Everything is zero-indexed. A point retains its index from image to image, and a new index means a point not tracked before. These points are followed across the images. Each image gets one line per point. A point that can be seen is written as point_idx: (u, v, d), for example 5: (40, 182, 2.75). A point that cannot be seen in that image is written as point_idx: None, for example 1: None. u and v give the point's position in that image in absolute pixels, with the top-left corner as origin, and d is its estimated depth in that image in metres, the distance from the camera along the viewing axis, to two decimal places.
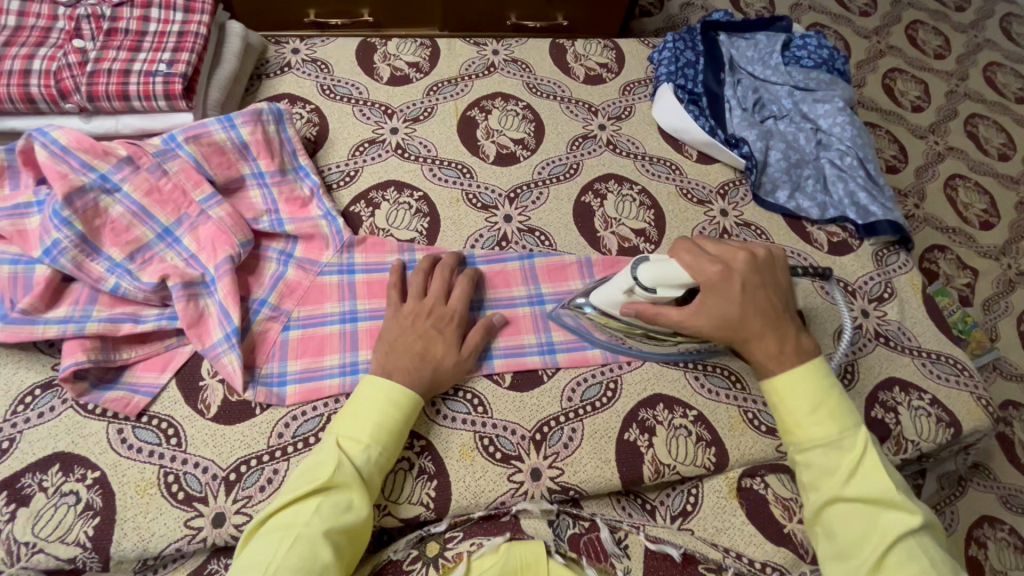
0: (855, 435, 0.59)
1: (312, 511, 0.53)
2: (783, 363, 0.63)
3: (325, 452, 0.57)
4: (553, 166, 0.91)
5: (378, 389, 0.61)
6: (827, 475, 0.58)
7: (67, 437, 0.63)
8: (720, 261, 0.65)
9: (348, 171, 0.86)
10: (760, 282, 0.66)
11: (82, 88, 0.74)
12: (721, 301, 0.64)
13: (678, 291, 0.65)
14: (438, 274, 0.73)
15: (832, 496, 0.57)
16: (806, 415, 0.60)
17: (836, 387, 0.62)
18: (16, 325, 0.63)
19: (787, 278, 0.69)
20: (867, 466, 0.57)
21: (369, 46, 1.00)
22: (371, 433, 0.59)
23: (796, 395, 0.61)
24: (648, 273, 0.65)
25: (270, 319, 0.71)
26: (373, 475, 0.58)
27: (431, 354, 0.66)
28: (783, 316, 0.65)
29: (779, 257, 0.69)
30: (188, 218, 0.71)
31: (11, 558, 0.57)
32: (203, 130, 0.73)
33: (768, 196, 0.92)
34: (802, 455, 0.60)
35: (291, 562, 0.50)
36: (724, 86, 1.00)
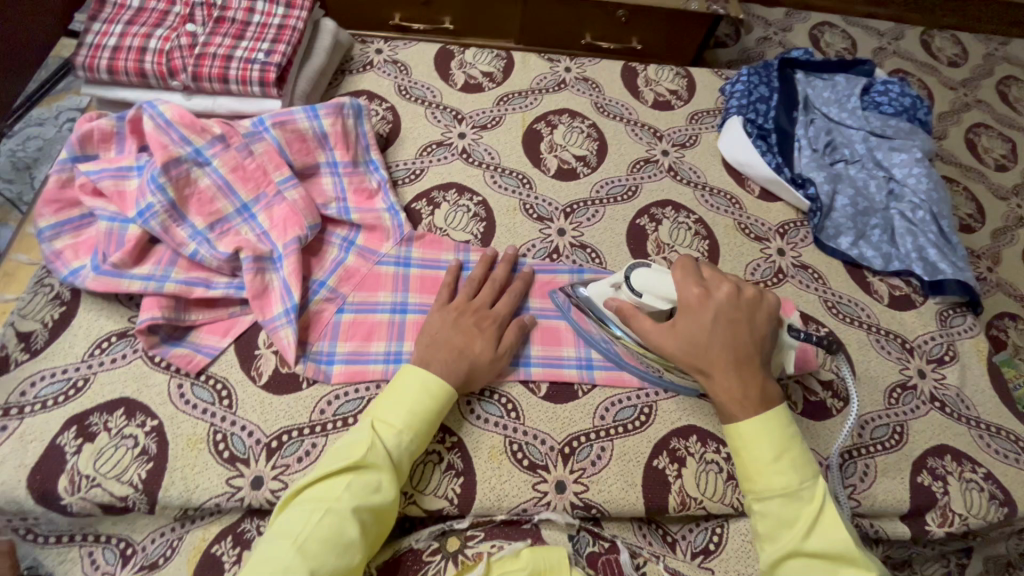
0: (815, 485, 0.58)
1: (344, 487, 0.55)
2: (743, 406, 0.61)
3: (359, 433, 0.59)
4: (612, 186, 0.92)
5: (414, 377, 0.64)
6: (785, 527, 0.57)
7: (134, 385, 0.68)
8: (704, 287, 0.66)
9: (415, 169, 0.89)
10: (735, 319, 0.64)
11: (188, 68, 0.81)
12: (692, 325, 0.64)
13: (662, 303, 0.68)
14: (476, 284, 0.75)
15: (791, 550, 0.56)
16: (768, 464, 0.59)
17: (797, 439, 0.60)
18: (106, 276, 0.68)
19: (773, 323, 0.66)
20: (826, 518, 0.56)
21: (448, 53, 1.04)
22: (408, 420, 0.61)
23: (758, 440, 0.60)
24: (639, 277, 0.69)
25: (327, 300, 0.75)
26: (404, 460, 0.60)
27: (467, 348, 0.68)
28: (754, 358, 0.63)
29: (768, 301, 0.66)
30: (265, 197, 0.76)
31: (71, 488, 0.62)
32: (289, 117, 0.78)
33: (830, 240, 0.89)
34: (759, 504, 0.59)
35: (319, 532, 0.52)
36: (795, 125, 0.99)
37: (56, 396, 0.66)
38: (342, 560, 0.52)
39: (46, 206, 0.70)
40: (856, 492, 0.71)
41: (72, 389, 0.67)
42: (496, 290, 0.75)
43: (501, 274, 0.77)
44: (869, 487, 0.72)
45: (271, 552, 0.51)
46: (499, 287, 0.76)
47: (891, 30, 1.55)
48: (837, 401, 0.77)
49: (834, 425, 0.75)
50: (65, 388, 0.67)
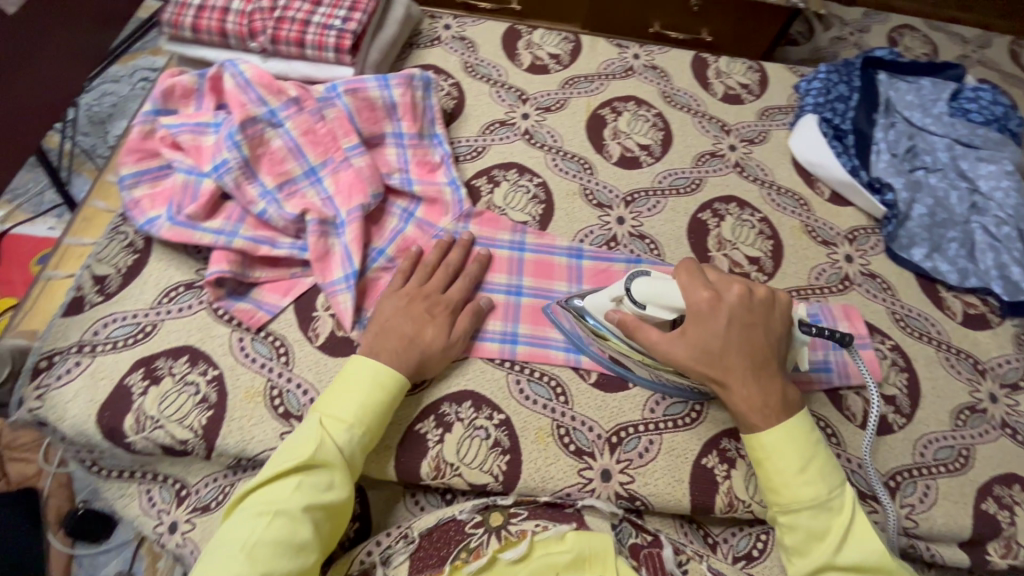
0: (842, 495, 0.60)
1: (292, 488, 0.55)
2: (764, 415, 0.62)
3: (308, 431, 0.59)
4: (675, 177, 0.90)
5: (364, 369, 0.63)
6: (816, 540, 0.59)
7: (198, 334, 0.70)
8: (712, 289, 0.63)
9: (476, 147, 0.89)
10: (748, 321, 0.63)
11: (268, 31, 0.82)
12: (706, 334, 0.62)
13: (667, 313, 0.64)
14: (426, 269, 0.73)
15: (824, 562, 0.58)
16: (794, 478, 0.60)
17: (818, 443, 0.61)
18: (180, 226, 0.70)
19: (787, 325, 0.65)
20: (856, 527, 0.58)
21: (516, 33, 1.03)
22: (359, 415, 0.61)
23: (782, 454, 0.60)
24: (641, 289, 0.64)
25: (384, 269, 0.76)
26: (354, 455, 0.60)
27: (418, 340, 0.66)
28: (770, 362, 0.63)
29: (781, 300, 0.65)
30: (333, 162, 0.76)
31: (137, 427, 0.64)
32: (361, 85, 0.78)
33: (902, 251, 0.85)
34: (787, 516, 0.60)
35: (269, 536, 0.52)
36: (875, 127, 0.94)
37: (126, 338, 0.69)
38: (295, 563, 0.52)
39: (129, 154, 0.72)
40: (913, 513, 0.68)
41: (141, 333, 0.69)
42: (450, 275, 0.73)
43: (454, 259, 0.75)
44: (928, 509, 0.68)
45: (221, 559, 0.51)
46: (453, 271, 0.74)
47: (978, 37, 1.46)
48: (900, 417, 0.74)
49: (894, 442, 0.72)
50: (135, 331, 0.69)
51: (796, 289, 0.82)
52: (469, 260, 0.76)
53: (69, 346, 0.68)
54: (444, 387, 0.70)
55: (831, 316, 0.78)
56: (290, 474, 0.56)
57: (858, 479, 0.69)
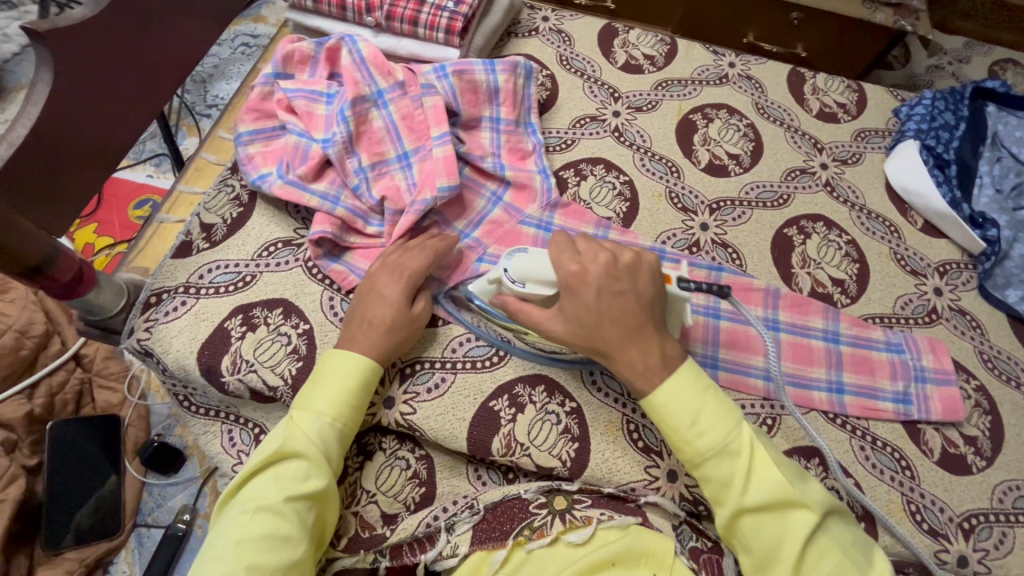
0: (740, 436, 0.58)
1: (270, 484, 0.57)
2: (650, 379, 0.60)
3: (281, 427, 0.61)
4: (762, 190, 0.89)
5: (331, 357, 0.64)
6: (726, 488, 0.57)
7: (293, 289, 0.73)
8: (580, 258, 0.61)
9: (566, 139, 0.90)
10: (619, 289, 0.60)
11: (385, 7, 0.85)
12: (580, 306, 0.60)
13: (546, 290, 0.63)
14: (401, 251, 0.70)
15: (738, 508, 0.56)
16: (687, 431, 0.58)
17: (709, 392, 0.60)
18: (289, 188, 0.73)
19: (657, 285, 0.62)
20: (757, 466, 0.57)
21: (613, 31, 1.03)
22: (333, 408, 0.61)
23: (671, 413, 0.59)
24: (516, 267, 0.64)
25: (470, 248, 0.78)
26: (332, 446, 0.61)
27: (375, 317, 0.66)
28: (647, 325, 0.60)
29: (647, 259, 0.62)
30: (425, 149, 0.76)
31: (233, 368, 0.68)
32: (468, 68, 0.80)
33: (996, 290, 0.83)
34: (698, 470, 0.59)
35: (253, 531, 0.54)
36: (980, 160, 0.91)
37: (227, 284, 0.72)
38: (282, 555, 0.54)
39: (248, 113, 0.77)
40: (987, 557, 0.66)
41: (242, 282, 0.73)
42: (409, 250, 0.70)
43: (434, 243, 0.71)
44: (1003, 556, 0.67)
45: (215, 558, 0.54)
46: (410, 248, 0.70)
47: None
48: (980, 459, 0.71)
49: (972, 484, 0.70)
50: (236, 280, 0.73)
51: (880, 316, 0.80)
52: (436, 237, 0.72)
53: (176, 285, 0.72)
54: (519, 369, 0.71)
55: (916, 349, 0.76)
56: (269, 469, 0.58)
57: (930, 516, 0.67)
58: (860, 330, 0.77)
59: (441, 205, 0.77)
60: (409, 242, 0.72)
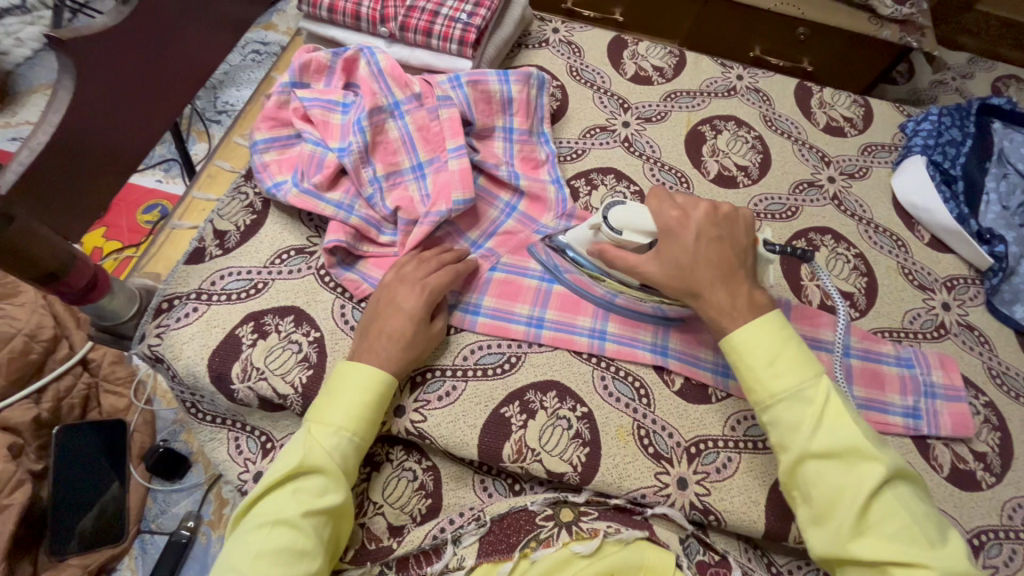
0: (817, 385, 0.57)
1: (289, 498, 0.57)
2: (734, 319, 0.60)
3: (298, 439, 0.61)
4: (771, 202, 0.89)
5: (349, 371, 0.63)
6: (793, 431, 0.56)
7: (305, 296, 0.73)
8: (681, 208, 0.64)
9: (577, 149, 0.90)
10: (718, 236, 0.62)
11: (399, 18, 0.86)
12: (676, 246, 0.62)
13: (643, 238, 0.64)
14: (418, 262, 0.71)
15: (802, 452, 0.55)
16: (765, 369, 0.58)
17: (790, 337, 0.59)
18: (304, 196, 0.73)
19: (750, 237, 0.65)
20: (833, 411, 0.56)
21: (622, 43, 1.04)
22: (350, 421, 0.61)
23: (751, 349, 0.59)
24: (616, 215, 0.65)
25: (483, 258, 0.78)
26: (347, 460, 0.61)
27: (391, 329, 0.66)
28: (737, 271, 0.62)
29: (744, 215, 0.65)
30: (440, 160, 0.77)
31: (243, 375, 0.68)
32: (483, 78, 0.80)
33: (1004, 306, 0.83)
34: (769, 412, 0.58)
35: (272, 545, 0.54)
36: (986, 176, 0.92)
37: (239, 292, 0.72)
38: (298, 568, 0.54)
39: (263, 121, 0.77)
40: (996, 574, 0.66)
41: (254, 289, 0.73)
42: (431, 264, 0.71)
43: (448, 258, 0.73)
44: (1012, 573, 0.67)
45: (232, 569, 0.53)
46: (430, 261, 0.71)
47: None
48: (989, 476, 0.71)
49: (982, 500, 0.70)
50: (248, 287, 0.73)
51: (888, 330, 0.80)
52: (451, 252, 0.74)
53: (188, 292, 0.72)
54: (531, 376, 0.71)
55: (927, 364, 0.76)
56: (286, 482, 0.58)
57: None
58: (870, 343, 0.77)
59: (455, 217, 0.78)
60: (424, 253, 0.73)
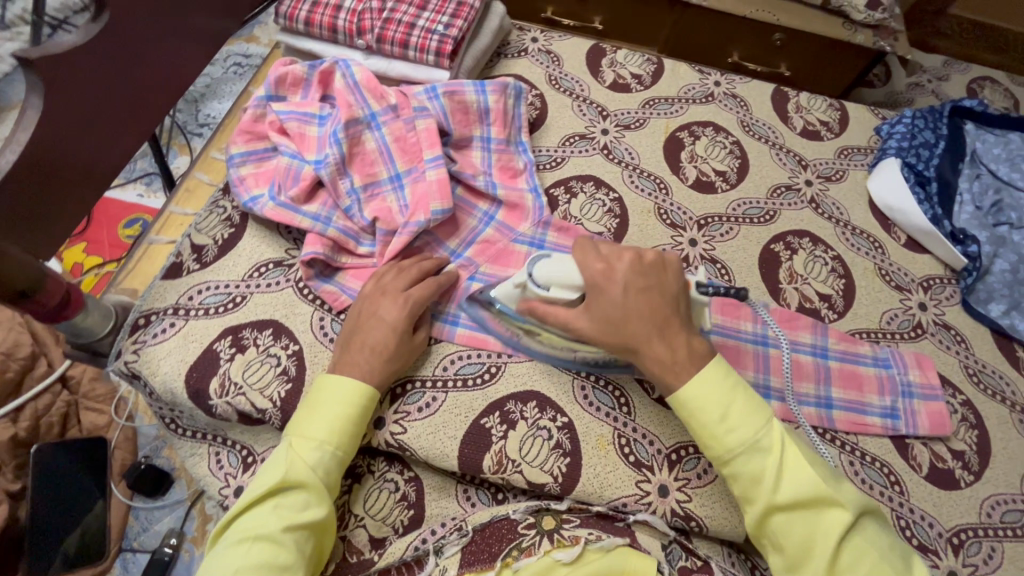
0: (771, 433, 0.58)
1: (269, 513, 0.56)
2: (676, 375, 0.61)
3: (280, 454, 0.60)
4: (749, 207, 0.90)
5: (331, 385, 0.63)
6: (755, 483, 0.57)
7: (283, 309, 0.73)
8: (605, 260, 0.64)
9: (556, 157, 0.91)
10: (644, 287, 0.62)
11: (375, 30, 0.86)
12: (605, 300, 0.62)
13: (570, 291, 0.64)
14: (397, 271, 0.71)
15: (768, 505, 0.56)
16: (716, 428, 0.58)
17: (733, 390, 0.60)
18: (281, 209, 0.74)
19: (681, 283, 0.65)
20: (789, 462, 0.57)
21: (600, 51, 1.05)
22: (329, 433, 0.61)
23: (699, 409, 0.59)
24: (542, 270, 0.65)
25: (462, 267, 0.78)
26: (331, 473, 0.61)
27: (373, 341, 0.66)
28: (671, 321, 0.62)
29: (671, 262, 0.65)
30: (418, 171, 0.77)
31: (221, 391, 0.68)
32: (459, 89, 0.81)
33: (979, 305, 0.84)
34: (728, 467, 0.58)
35: (252, 561, 0.53)
36: (960, 177, 0.94)
37: (217, 306, 0.72)
38: None
39: (240, 135, 0.77)
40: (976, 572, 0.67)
41: (232, 303, 0.73)
42: (413, 276, 0.71)
43: (429, 265, 0.73)
44: (992, 571, 0.67)
45: None
46: (411, 272, 0.72)
47: None
48: (968, 474, 0.72)
49: (961, 498, 0.71)
50: (226, 301, 0.73)
51: (866, 331, 0.81)
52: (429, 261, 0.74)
53: (165, 307, 0.72)
54: (512, 385, 0.71)
55: (903, 364, 0.77)
56: (265, 496, 0.58)
57: (919, 531, 0.68)
58: (848, 344, 0.78)
59: (434, 226, 0.78)
60: (403, 262, 0.73)
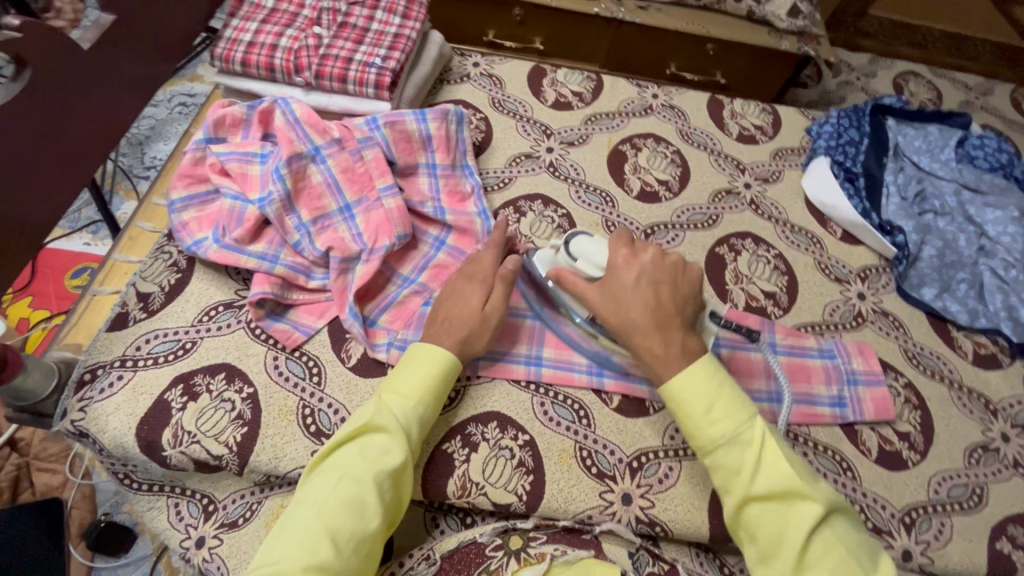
0: (753, 428, 0.59)
1: (356, 452, 0.58)
2: (667, 366, 0.62)
3: (369, 402, 0.62)
4: (692, 213, 0.93)
5: (420, 352, 0.65)
6: (734, 475, 0.58)
7: (236, 352, 0.72)
8: (631, 250, 0.67)
9: (504, 178, 0.93)
10: (657, 279, 0.65)
11: (313, 67, 0.87)
12: (618, 282, 0.65)
13: (595, 270, 0.67)
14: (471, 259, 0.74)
15: (744, 496, 0.57)
16: (702, 418, 0.59)
17: (726, 385, 0.61)
18: (226, 250, 0.73)
19: (696, 290, 0.68)
20: (768, 457, 0.57)
21: (541, 71, 1.08)
22: (417, 391, 0.63)
23: (690, 396, 0.60)
24: (577, 244, 0.69)
25: (416, 292, 0.78)
26: (412, 426, 0.62)
27: (457, 317, 0.68)
28: (675, 316, 0.64)
29: (693, 270, 0.68)
30: (367, 200, 0.78)
31: (175, 441, 0.67)
32: (400, 118, 0.82)
33: (913, 290, 0.89)
34: (708, 458, 0.60)
35: (338, 492, 0.55)
36: (885, 171, 0.99)
37: (166, 354, 0.71)
38: (357, 523, 0.54)
39: (179, 180, 0.77)
40: (928, 549, 0.69)
41: (181, 350, 0.72)
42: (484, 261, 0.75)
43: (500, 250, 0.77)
44: (944, 546, 0.70)
45: (297, 516, 0.54)
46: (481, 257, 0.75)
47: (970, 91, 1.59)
48: (914, 454, 0.75)
49: (909, 478, 0.74)
50: (175, 348, 0.72)
51: (811, 324, 0.84)
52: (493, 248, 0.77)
53: (111, 360, 0.70)
54: (471, 409, 0.72)
55: (846, 353, 0.81)
56: (354, 437, 0.59)
57: (873, 514, 0.70)
58: (794, 339, 0.81)
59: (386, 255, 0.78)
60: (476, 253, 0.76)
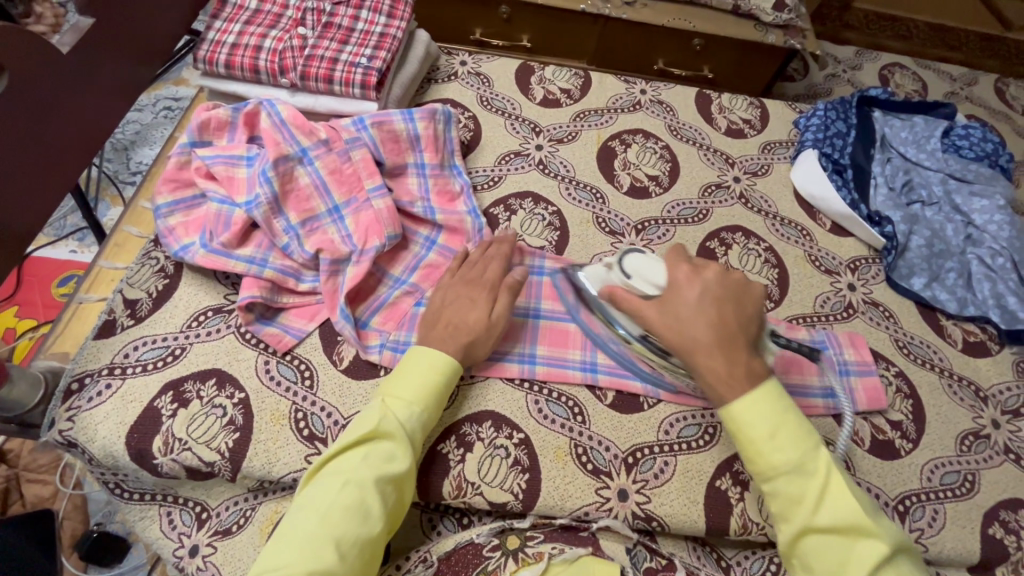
0: (818, 458, 0.58)
1: (359, 459, 0.57)
2: (732, 386, 0.61)
3: (371, 407, 0.61)
4: (682, 208, 0.93)
5: (422, 356, 0.65)
6: (795, 504, 0.57)
7: (226, 357, 0.71)
8: (693, 269, 0.67)
9: (493, 176, 0.93)
10: (719, 297, 0.65)
11: (297, 68, 0.86)
12: (679, 299, 0.65)
13: (650, 288, 0.67)
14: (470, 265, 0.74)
15: (805, 526, 0.56)
16: (766, 444, 0.58)
17: (790, 412, 0.60)
18: (214, 254, 0.72)
19: (758, 310, 0.68)
20: (834, 488, 0.56)
21: (529, 69, 1.08)
22: (418, 395, 0.62)
23: (753, 421, 0.59)
24: (633, 262, 0.70)
25: (408, 292, 0.77)
26: (415, 431, 0.61)
27: (461, 323, 0.68)
28: (738, 335, 0.63)
29: (754, 290, 0.68)
30: (356, 202, 0.77)
31: (165, 448, 0.66)
32: (387, 118, 0.81)
33: (902, 280, 0.89)
34: (768, 485, 0.59)
35: (342, 500, 0.54)
36: (872, 162, 1.00)
37: (155, 361, 0.70)
38: (360, 530, 0.54)
39: (164, 184, 0.76)
40: (923, 537, 0.70)
41: (170, 356, 0.71)
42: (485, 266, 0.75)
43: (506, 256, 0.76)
44: (938, 533, 0.71)
45: (300, 522, 0.54)
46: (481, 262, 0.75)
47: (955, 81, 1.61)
48: (907, 442, 0.76)
49: (903, 467, 0.74)
50: (164, 354, 0.71)
51: (802, 316, 0.85)
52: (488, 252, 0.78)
53: (99, 368, 0.69)
54: (466, 409, 0.71)
55: (838, 344, 0.81)
56: (357, 442, 0.58)
57: None
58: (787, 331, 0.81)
59: (377, 256, 0.77)
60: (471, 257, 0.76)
